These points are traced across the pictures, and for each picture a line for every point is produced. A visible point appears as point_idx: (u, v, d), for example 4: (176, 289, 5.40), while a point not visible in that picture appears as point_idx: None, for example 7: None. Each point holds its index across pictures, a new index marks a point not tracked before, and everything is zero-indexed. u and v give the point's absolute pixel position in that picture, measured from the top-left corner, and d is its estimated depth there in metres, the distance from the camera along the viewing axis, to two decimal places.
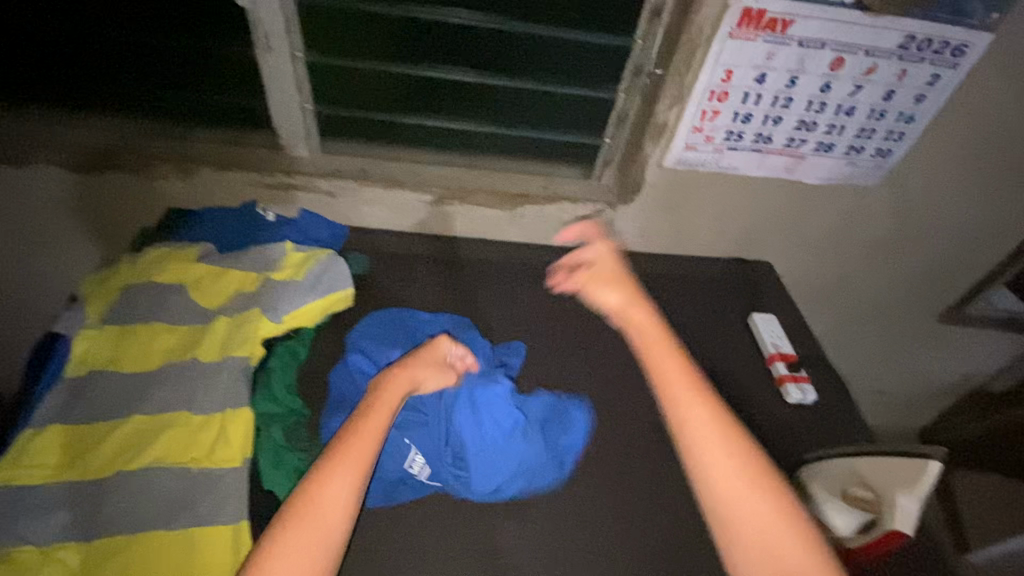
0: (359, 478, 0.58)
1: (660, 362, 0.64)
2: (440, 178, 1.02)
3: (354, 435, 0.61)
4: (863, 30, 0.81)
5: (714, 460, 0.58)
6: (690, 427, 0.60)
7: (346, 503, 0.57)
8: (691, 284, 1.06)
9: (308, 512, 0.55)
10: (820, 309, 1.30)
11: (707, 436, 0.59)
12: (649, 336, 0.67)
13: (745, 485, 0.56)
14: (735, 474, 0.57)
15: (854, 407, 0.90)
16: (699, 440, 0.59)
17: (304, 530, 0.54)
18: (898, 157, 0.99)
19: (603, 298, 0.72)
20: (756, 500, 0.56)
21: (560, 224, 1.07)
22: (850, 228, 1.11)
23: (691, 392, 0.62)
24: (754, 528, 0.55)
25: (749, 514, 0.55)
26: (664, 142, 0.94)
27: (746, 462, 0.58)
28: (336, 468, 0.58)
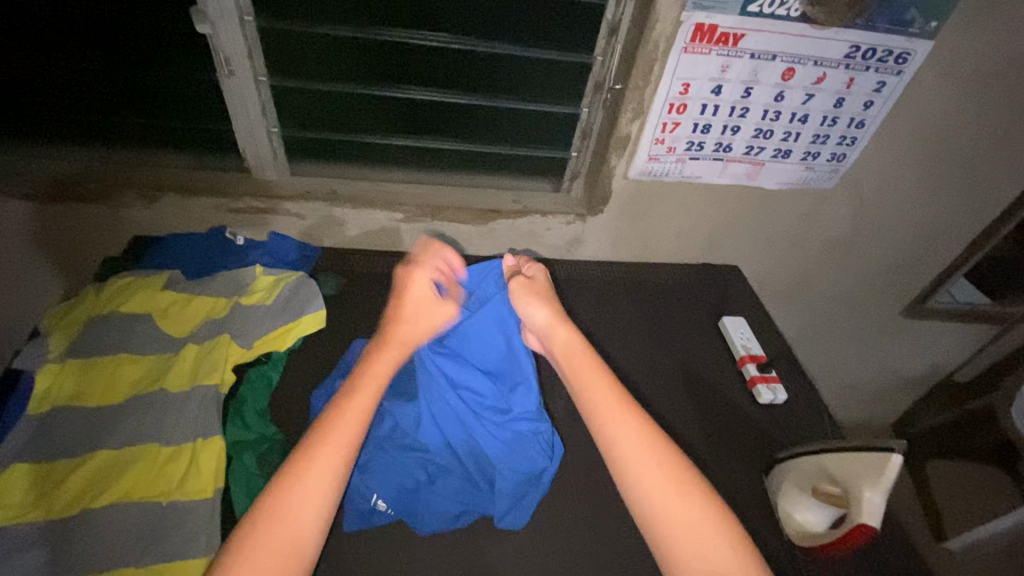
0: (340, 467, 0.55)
1: (585, 384, 0.64)
2: (410, 196, 1.02)
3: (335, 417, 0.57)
4: (810, 41, 0.84)
5: (635, 464, 0.57)
6: (613, 435, 0.59)
7: (326, 497, 0.53)
8: (662, 290, 1.08)
9: (303, 480, 0.53)
10: (789, 310, 1.34)
11: (632, 443, 0.58)
12: (573, 354, 0.68)
13: (670, 489, 0.55)
14: (658, 477, 0.56)
15: (822, 404, 0.92)
16: (623, 449, 0.58)
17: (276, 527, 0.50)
18: (852, 160, 1.03)
19: (531, 313, 0.73)
20: (681, 503, 0.55)
21: (532, 236, 1.08)
22: (811, 230, 1.15)
23: (614, 403, 0.61)
24: (681, 535, 0.53)
25: (692, 522, 0.54)
26: (628, 154, 0.96)
27: (667, 467, 0.57)
28: (325, 448, 0.55)
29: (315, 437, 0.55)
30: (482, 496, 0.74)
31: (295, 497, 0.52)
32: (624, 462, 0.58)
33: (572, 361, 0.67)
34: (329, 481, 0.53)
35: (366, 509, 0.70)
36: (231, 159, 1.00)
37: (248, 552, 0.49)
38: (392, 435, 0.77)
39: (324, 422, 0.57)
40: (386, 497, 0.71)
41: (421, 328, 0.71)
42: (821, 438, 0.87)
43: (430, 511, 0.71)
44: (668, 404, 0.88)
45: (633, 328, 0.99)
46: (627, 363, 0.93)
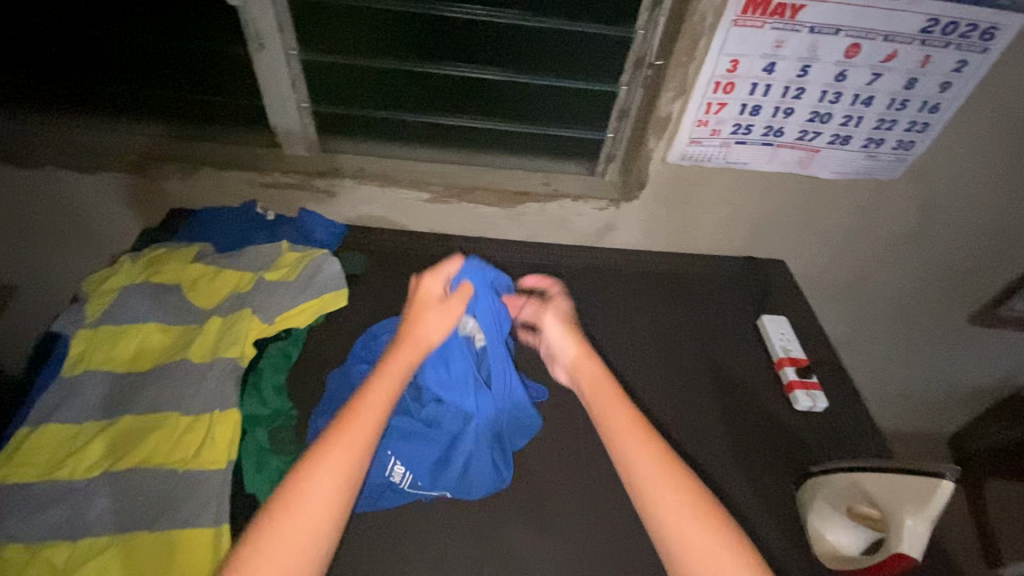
0: (347, 476, 0.54)
1: (605, 410, 0.67)
2: (437, 175, 1.00)
3: (350, 426, 0.57)
4: (880, 15, 0.76)
5: (655, 488, 0.58)
6: (635, 465, 0.60)
7: (333, 499, 0.53)
8: (697, 283, 1.02)
9: (311, 484, 0.53)
10: (839, 311, 1.24)
11: (650, 469, 0.59)
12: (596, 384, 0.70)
13: (688, 509, 0.56)
14: (678, 501, 0.57)
15: (868, 416, 0.85)
16: (642, 475, 0.59)
17: (291, 525, 0.51)
18: (921, 149, 0.93)
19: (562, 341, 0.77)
20: (700, 520, 0.55)
21: (562, 222, 1.05)
22: (869, 225, 1.06)
23: (634, 428, 0.63)
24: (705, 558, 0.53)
25: (710, 546, 0.53)
26: (668, 136, 0.90)
27: (692, 489, 0.58)
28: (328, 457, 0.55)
29: (330, 439, 0.56)
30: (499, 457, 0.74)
31: (303, 506, 0.52)
32: (644, 487, 0.59)
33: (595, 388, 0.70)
34: (340, 482, 0.54)
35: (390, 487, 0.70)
36: (264, 134, 1.00)
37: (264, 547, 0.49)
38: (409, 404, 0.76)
39: (334, 433, 0.57)
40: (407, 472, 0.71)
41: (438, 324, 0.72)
42: (865, 454, 0.80)
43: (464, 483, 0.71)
44: (694, 406, 0.83)
45: (663, 322, 0.95)
46: (654, 359, 0.89)
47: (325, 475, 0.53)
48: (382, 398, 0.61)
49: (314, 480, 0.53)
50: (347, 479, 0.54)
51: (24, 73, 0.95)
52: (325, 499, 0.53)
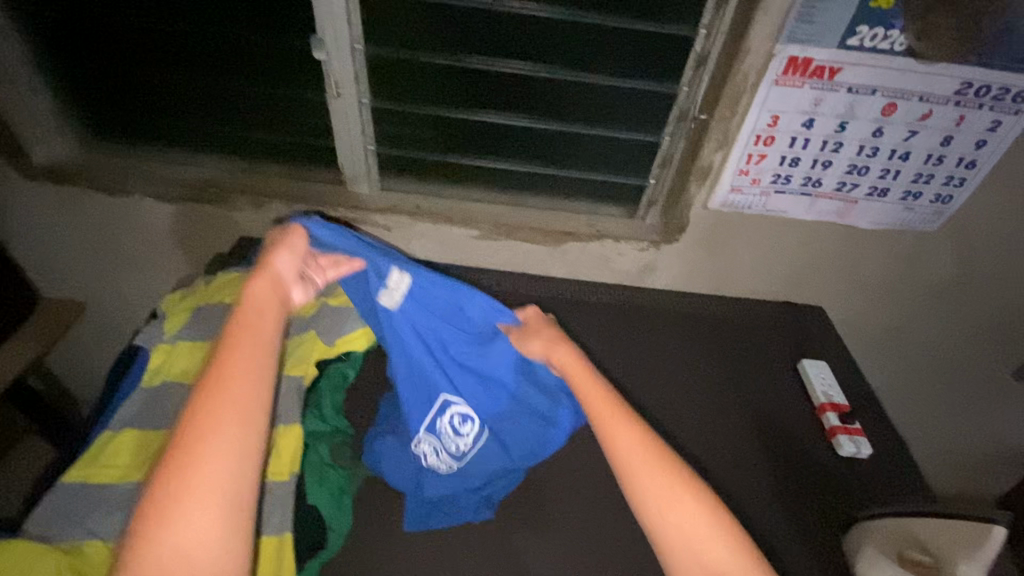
0: (245, 429, 0.49)
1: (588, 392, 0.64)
2: (486, 214, 1.07)
3: (219, 384, 0.50)
4: (914, 77, 0.80)
5: (642, 472, 0.56)
6: (625, 451, 0.58)
7: (229, 458, 0.47)
8: (735, 324, 1.04)
9: (201, 451, 0.47)
10: (877, 359, 1.24)
11: (636, 450, 0.58)
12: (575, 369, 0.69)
13: (672, 491, 0.55)
14: (664, 486, 0.55)
15: (913, 466, 0.84)
16: (630, 461, 0.57)
17: (189, 498, 0.45)
18: (959, 203, 0.95)
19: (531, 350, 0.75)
20: (682, 506, 0.54)
21: (603, 261, 1.10)
22: (908, 274, 1.07)
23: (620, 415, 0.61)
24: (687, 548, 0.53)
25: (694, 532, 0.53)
26: (709, 184, 0.95)
27: (677, 471, 0.56)
28: (213, 419, 0.48)
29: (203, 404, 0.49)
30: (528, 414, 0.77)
31: (195, 478, 0.45)
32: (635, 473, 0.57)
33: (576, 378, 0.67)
34: (235, 441, 0.48)
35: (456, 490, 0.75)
36: (330, 171, 1.09)
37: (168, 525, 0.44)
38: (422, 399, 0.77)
39: (208, 393, 0.50)
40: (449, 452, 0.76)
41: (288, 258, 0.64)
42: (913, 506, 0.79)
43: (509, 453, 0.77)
44: (734, 446, 0.85)
45: (703, 360, 0.97)
46: (694, 396, 0.91)
47: (218, 433, 0.48)
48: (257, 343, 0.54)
49: (207, 447, 0.47)
50: (248, 429, 0.49)
51: (125, 112, 1.07)
52: (196, 527, 0.44)
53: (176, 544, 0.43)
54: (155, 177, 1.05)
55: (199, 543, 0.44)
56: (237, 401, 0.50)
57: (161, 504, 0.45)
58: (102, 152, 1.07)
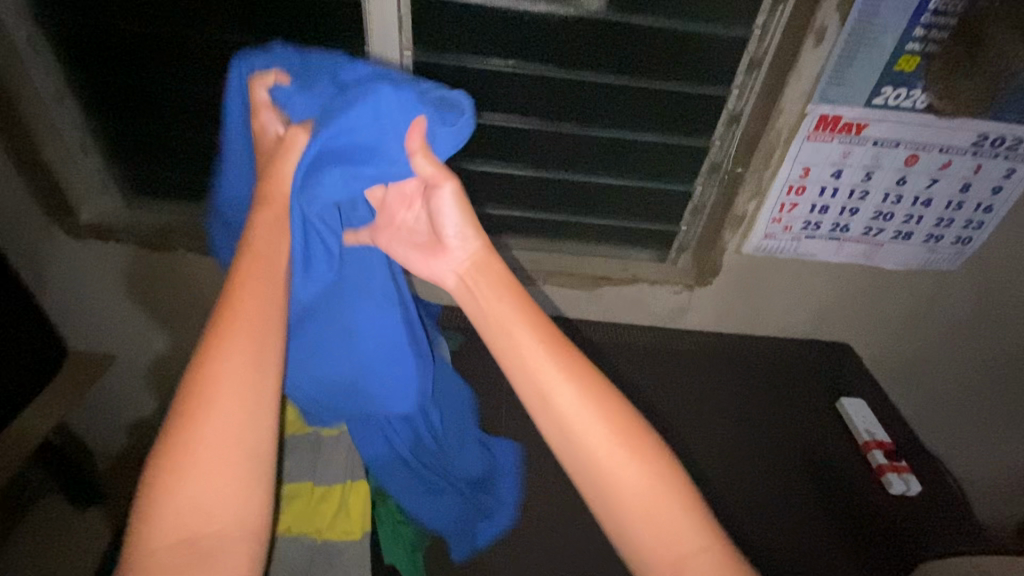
0: (256, 376, 0.46)
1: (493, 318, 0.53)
2: (524, 261, 1.11)
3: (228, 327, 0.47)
4: (935, 131, 0.86)
5: (574, 427, 0.48)
6: (551, 403, 0.49)
7: (240, 410, 0.45)
8: (769, 363, 1.07)
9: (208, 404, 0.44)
10: (901, 392, 1.27)
11: (564, 402, 0.48)
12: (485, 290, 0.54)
13: (612, 447, 0.47)
14: (600, 441, 0.47)
15: (960, 503, 0.86)
16: (561, 419, 0.48)
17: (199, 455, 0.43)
18: (978, 244, 1.01)
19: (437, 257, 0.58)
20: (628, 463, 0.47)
21: (637, 303, 1.13)
22: (930, 311, 1.11)
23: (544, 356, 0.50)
24: (634, 508, 0.46)
25: (637, 492, 0.46)
26: (742, 231, 1.00)
27: (615, 419, 0.48)
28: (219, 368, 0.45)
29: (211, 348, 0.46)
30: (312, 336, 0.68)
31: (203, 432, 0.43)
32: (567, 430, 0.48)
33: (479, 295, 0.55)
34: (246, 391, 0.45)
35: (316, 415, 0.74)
36: None
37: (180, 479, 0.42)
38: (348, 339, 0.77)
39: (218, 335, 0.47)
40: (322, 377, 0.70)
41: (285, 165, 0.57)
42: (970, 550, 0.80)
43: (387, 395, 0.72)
44: (785, 487, 0.87)
45: (745, 401, 1.00)
46: (742, 438, 0.93)
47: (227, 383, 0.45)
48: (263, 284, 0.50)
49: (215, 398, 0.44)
50: (259, 379, 0.46)
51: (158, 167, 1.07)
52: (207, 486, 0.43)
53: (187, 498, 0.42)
54: (201, 232, 1.08)
55: (214, 501, 0.43)
56: (252, 342, 0.47)
57: (171, 460, 0.43)
58: (144, 207, 1.09)
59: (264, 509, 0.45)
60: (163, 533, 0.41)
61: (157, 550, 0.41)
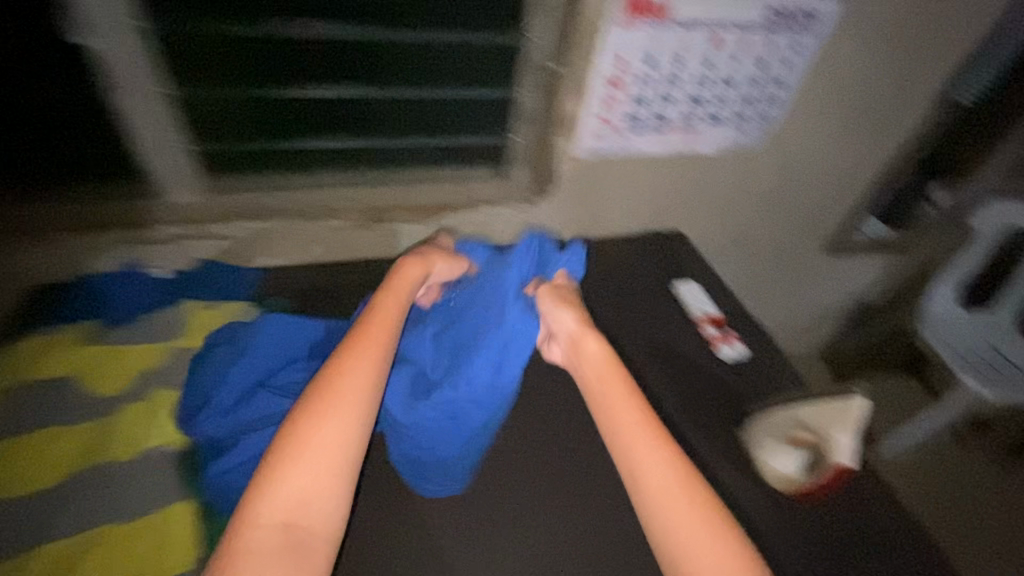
0: (368, 389, 0.58)
1: (611, 403, 0.61)
2: (346, 200, 0.97)
3: (341, 361, 0.59)
4: (730, 7, 0.86)
5: (659, 484, 0.56)
6: (642, 463, 0.58)
7: (351, 418, 0.55)
8: (614, 263, 1.10)
9: (328, 406, 0.55)
10: (732, 266, 1.39)
11: (655, 468, 0.57)
12: (599, 369, 0.64)
13: (683, 499, 0.56)
14: (681, 502, 0.55)
15: (778, 355, 0.98)
16: (649, 478, 0.57)
17: (306, 454, 0.53)
18: (777, 118, 1.07)
19: (555, 320, 0.68)
20: (693, 514, 0.55)
21: (481, 226, 1.07)
22: (745, 186, 1.20)
23: (639, 430, 0.59)
24: (691, 552, 0.53)
25: (701, 545, 0.53)
26: (570, 132, 0.96)
27: (699, 487, 0.57)
28: (337, 381, 0.57)
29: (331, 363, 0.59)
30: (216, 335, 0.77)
31: (322, 422, 0.54)
32: (644, 481, 0.57)
33: (595, 376, 0.64)
34: (351, 407, 0.56)
35: (224, 405, 0.70)
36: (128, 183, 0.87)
37: (291, 467, 0.52)
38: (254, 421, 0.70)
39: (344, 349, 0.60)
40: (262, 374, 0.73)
41: (443, 269, 0.76)
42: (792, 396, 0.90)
43: (438, 475, 0.69)
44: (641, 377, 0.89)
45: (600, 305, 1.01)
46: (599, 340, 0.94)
47: (344, 381, 0.57)
48: (385, 313, 0.65)
49: (335, 396, 0.56)
50: (365, 385, 0.58)
51: None
52: (302, 486, 0.52)
53: (285, 485, 0.51)
54: None
55: (314, 487, 0.52)
56: (357, 355, 0.60)
57: (283, 454, 0.53)
58: None
59: (337, 518, 0.53)
60: (274, 512, 0.50)
61: (255, 535, 0.49)
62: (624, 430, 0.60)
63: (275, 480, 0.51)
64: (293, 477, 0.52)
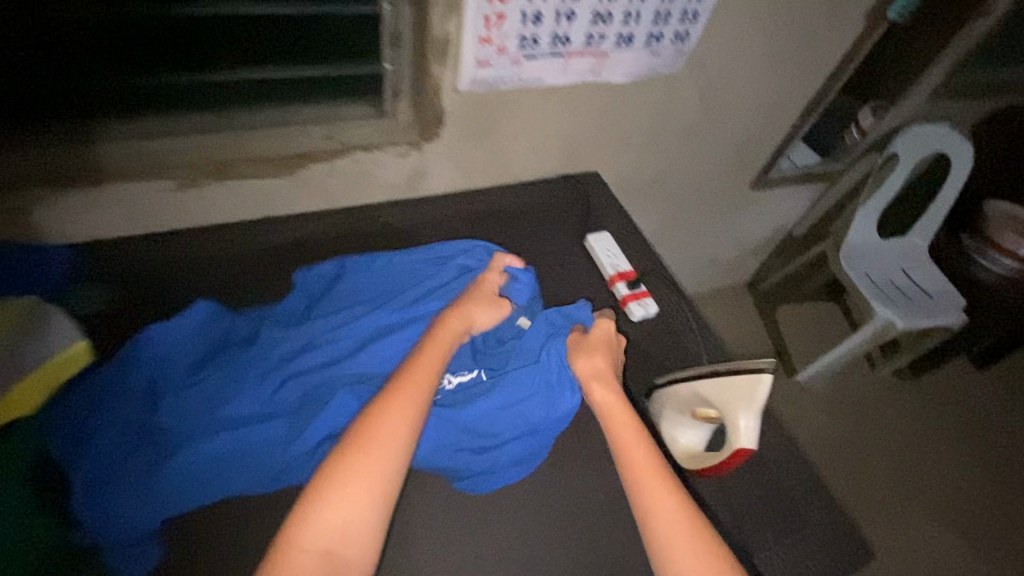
0: (412, 424, 0.63)
1: (624, 443, 0.68)
2: (179, 154, 0.79)
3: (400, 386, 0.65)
4: None
5: (661, 508, 0.62)
6: (652, 489, 0.63)
7: (402, 439, 0.61)
8: (519, 216, 0.97)
9: (372, 436, 0.60)
10: (654, 207, 1.29)
11: (663, 494, 0.63)
12: (614, 411, 0.71)
13: (686, 528, 0.60)
14: (680, 525, 0.60)
15: (694, 311, 0.90)
16: (657, 498, 0.63)
17: (353, 480, 0.57)
18: (695, 39, 0.93)
19: (584, 364, 0.74)
20: (694, 540, 0.59)
21: (359, 179, 0.90)
22: (665, 120, 1.07)
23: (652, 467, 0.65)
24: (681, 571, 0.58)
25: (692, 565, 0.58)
26: (451, 61, 0.79)
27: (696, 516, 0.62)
28: (389, 411, 0.62)
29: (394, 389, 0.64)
30: (149, 371, 0.69)
31: (369, 451, 0.59)
32: (652, 502, 0.63)
33: (615, 419, 0.70)
34: (400, 434, 0.61)
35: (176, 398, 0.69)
36: None
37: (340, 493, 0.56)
38: (215, 413, 0.69)
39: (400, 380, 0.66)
40: (220, 407, 0.69)
41: (484, 317, 0.78)
42: (703, 355, 0.84)
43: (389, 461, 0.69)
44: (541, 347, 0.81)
45: None
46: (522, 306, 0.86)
47: (391, 418, 0.62)
48: (434, 357, 0.70)
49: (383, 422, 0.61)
50: (409, 425, 0.62)
51: None
52: (343, 517, 0.55)
53: (334, 511, 0.55)
54: None
55: (348, 522, 0.55)
56: (413, 393, 0.65)
57: (329, 481, 0.57)
58: None
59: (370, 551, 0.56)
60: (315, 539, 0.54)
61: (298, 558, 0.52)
62: (638, 465, 0.66)
63: (320, 502, 0.55)
64: (334, 506, 0.55)
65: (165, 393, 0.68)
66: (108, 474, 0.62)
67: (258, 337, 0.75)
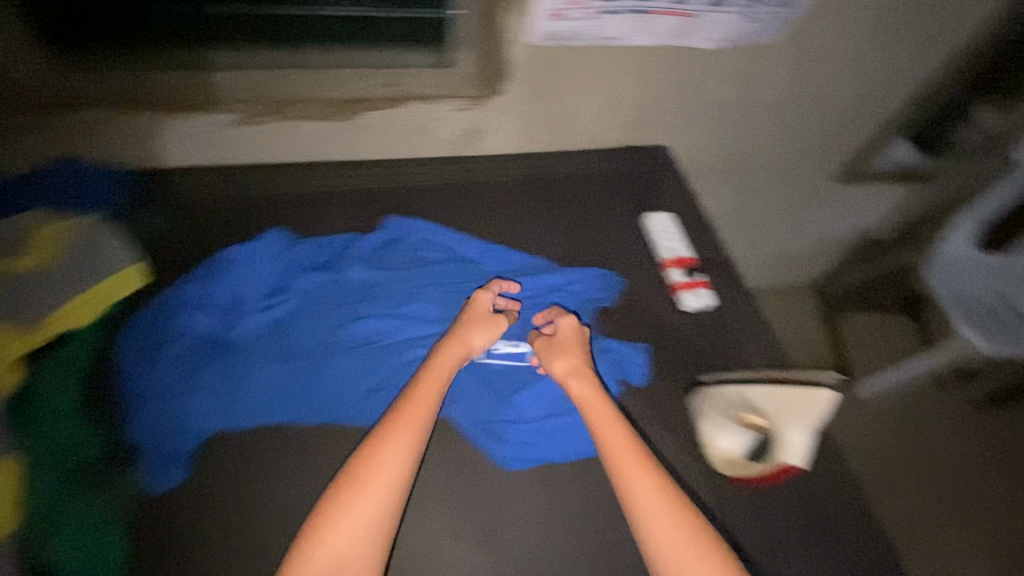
0: (407, 455, 0.60)
1: (624, 467, 0.62)
2: (243, 88, 0.79)
3: (394, 416, 0.62)
4: None
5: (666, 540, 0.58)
6: (653, 521, 0.59)
7: (400, 471, 0.59)
8: (576, 185, 0.92)
9: (367, 477, 0.58)
10: (724, 192, 1.20)
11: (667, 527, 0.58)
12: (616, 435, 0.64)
13: (690, 551, 0.57)
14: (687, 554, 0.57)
15: (754, 309, 0.83)
16: (661, 532, 0.58)
17: (348, 519, 0.55)
18: (800, 3, 0.83)
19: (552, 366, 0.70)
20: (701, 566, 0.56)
21: (413, 131, 0.86)
22: (750, 95, 0.97)
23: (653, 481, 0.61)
24: None
25: None
26: (523, 8, 0.74)
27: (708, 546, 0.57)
28: (380, 448, 0.60)
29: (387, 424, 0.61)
30: (228, 291, 0.73)
31: (362, 490, 0.57)
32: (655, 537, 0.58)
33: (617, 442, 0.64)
34: (396, 471, 0.59)
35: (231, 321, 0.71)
36: None
37: (329, 530, 0.55)
38: (270, 344, 0.70)
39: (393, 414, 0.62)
40: (278, 342, 0.70)
41: (485, 339, 0.71)
42: (756, 357, 0.78)
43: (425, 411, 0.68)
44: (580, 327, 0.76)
45: (545, 237, 0.86)
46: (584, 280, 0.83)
47: (385, 453, 0.59)
48: (433, 381, 0.66)
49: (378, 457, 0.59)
50: (401, 457, 0.59)
51: None
52: (342, 543, 0.54)
53: (327, 546, 0.54)
54: None
55: (343, 556, 0.54)
56: (405, 427, 0.61)
57: (322, 516, 0.56)
58: None
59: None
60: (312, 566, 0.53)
61: None
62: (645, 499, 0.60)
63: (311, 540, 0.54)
64: (326, 546, 0.54)
65: (244, 309, 0.72)
66: (159, 388, 0.65)
67: (319, 282, 0.76)
